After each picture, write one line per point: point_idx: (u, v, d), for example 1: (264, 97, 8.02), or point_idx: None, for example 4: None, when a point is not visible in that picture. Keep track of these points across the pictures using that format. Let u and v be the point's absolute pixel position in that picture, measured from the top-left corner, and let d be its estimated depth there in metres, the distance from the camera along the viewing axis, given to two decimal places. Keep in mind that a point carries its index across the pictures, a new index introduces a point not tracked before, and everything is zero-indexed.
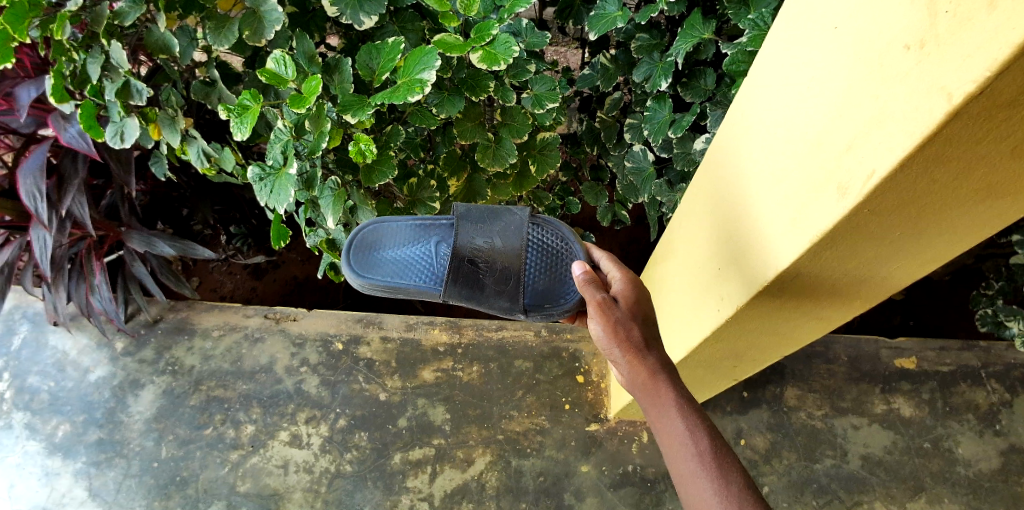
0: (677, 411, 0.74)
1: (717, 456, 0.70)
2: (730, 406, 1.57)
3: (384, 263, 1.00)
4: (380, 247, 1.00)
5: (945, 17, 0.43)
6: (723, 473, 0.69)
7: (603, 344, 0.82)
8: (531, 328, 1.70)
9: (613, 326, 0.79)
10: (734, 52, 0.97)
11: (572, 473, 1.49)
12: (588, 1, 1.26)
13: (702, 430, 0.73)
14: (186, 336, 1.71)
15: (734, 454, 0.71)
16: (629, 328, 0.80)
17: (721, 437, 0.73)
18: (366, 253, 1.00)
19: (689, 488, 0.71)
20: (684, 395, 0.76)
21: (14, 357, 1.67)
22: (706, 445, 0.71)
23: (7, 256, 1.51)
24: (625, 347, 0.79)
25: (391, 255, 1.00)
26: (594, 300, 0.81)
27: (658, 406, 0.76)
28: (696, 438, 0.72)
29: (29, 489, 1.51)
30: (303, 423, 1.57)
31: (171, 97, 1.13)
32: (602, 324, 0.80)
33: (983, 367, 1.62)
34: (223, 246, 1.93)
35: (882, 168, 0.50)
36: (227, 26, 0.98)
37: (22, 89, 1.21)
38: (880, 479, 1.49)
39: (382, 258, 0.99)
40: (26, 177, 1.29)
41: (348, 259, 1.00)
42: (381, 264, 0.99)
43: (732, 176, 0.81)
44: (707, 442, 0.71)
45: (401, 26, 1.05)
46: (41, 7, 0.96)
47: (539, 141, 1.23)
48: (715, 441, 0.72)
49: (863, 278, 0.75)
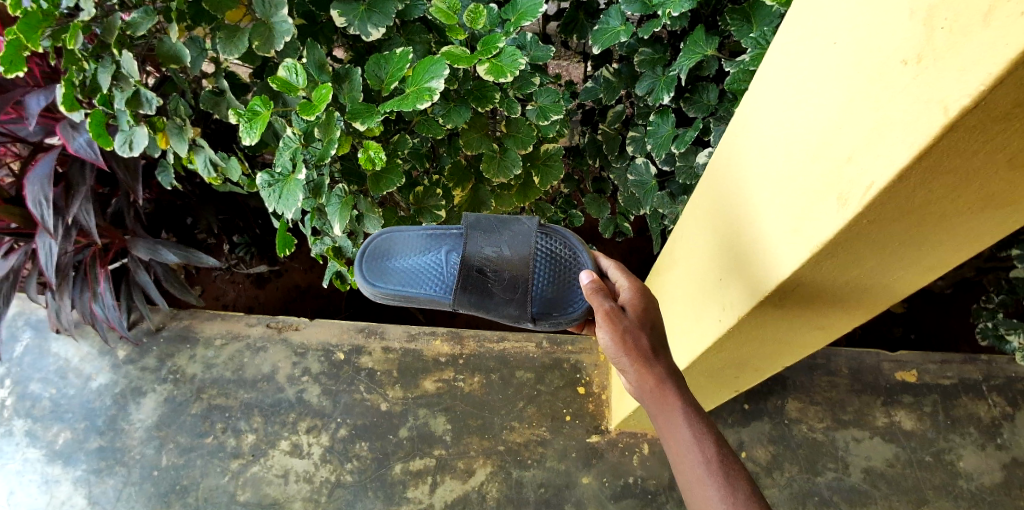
0: (685, 418, 0.74)
1: (725, 464, 0.70)
2: (732, 418, 1.57)
3: (397, 271, 1.01)
4: (393, 256, 1.02)
5: (941, 31, 0.44)
6: (730, 480, 0.69)
7: (611, 352, 0.82)
8: (532, 339, 1.70)
9: (621, 335, 0.80)
10: (736, 71, 1.00)
11: (574, 484, 1.49)
12: (592, 15, 1.28)
13: (709, 437, 0.73)
14: (189, 344, 1.71)
15: (742, 462, 0.71)
16: (636, 335, 0.80)
17: (729, 445, 0.73)
18: (379, 262, 1.01)
19: (697, 495, 0.71)
20: (692, 401, 0.76)
21: (17, 363, 1.68)
22: (714, 452, 0.71)
23: (13, 262, 1.51)
24: (634, 355, 0.79)
25: (403, 264, 1.01)
26: (603, 308, 0.82)
27: (667, 413, 0.76)
28: (703, 445, 0.72)
29: (28, 496, 1.50)
30: (304, 433, 1.57)
31: (179, 106, 1.15)
32: (610, 333, 0.81)
33: (984, 380, 1.62)
34: (227, 255, 1.97)
35: (882, 178, 0.51)
36: (237, 36, 0.99)
37: (32, 97, 1.22)
38: (883, 492, 1.48)
39: (394, 267, 1.01)
40: (34, 185, 1.30)
41: (361, 270, 1.01)
42: (394, 273, 1.01)
43: (734, 186, 0.81)
44: (715, 450, 0.71)
45: (409, 38, 1.07)
46: (54, 17, 0.98)
47: (543, 152, 1.25)
48: (722, 449, 0.72)
49: (865, 286, 0.75)
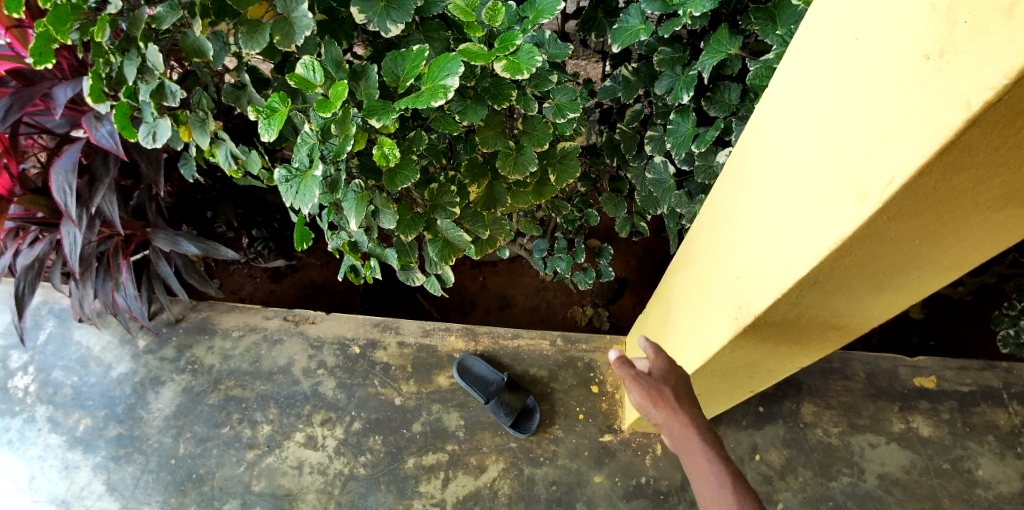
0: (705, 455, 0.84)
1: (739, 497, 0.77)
2: (746, 420, 1.56)
3: (467, 379, 1.60)
4: (464, 375, 1.60)
5: (963, 26, 0.44)
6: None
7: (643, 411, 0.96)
8: (547, 337, 1.71)
9: (646, 392, 0.95)
10: (758, 67, 1.02)
11: (585, 482, 1.49)
12: (610, 14, 1.28)
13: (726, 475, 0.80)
14: (207, 335, 1.73)
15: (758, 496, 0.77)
16: (662, 391, 0.94)
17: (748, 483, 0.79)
18: (465, 369, 1.62)
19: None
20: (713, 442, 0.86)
21: (41, 351, 1.71)
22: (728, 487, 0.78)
23: (38, 251, 1.54)
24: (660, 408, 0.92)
25: (466, 381, 1.59)
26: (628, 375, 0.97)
27: (688, 451, 0.86)
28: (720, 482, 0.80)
29: (49, 481, 1.54)
30: (319, 425, 1.59)
31: (202, 99, 1.17)
32: (638, 393, 0.96)
33: (1005, 387, 1.60)
34: (245, 249, 2.03)
35: (900, 175, 0.51)
36: (260, 31, 1.01)
37: (59, 89, 1.24)
38: (897, 498, 1.46)
39: (467, 376, 1.60)
40: (59, 175, 1.32)
41: (462, 383, 1.59)
42: (471, 372, 1.61)
43: (752, 183, 0.81)
44: (732, 495, 0.77)
45: (427, 35, 1.07)
46: (82, 10, 0.99)
47: (560, 150, 1.25)
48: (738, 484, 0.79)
49: (882, 286, 0.75)
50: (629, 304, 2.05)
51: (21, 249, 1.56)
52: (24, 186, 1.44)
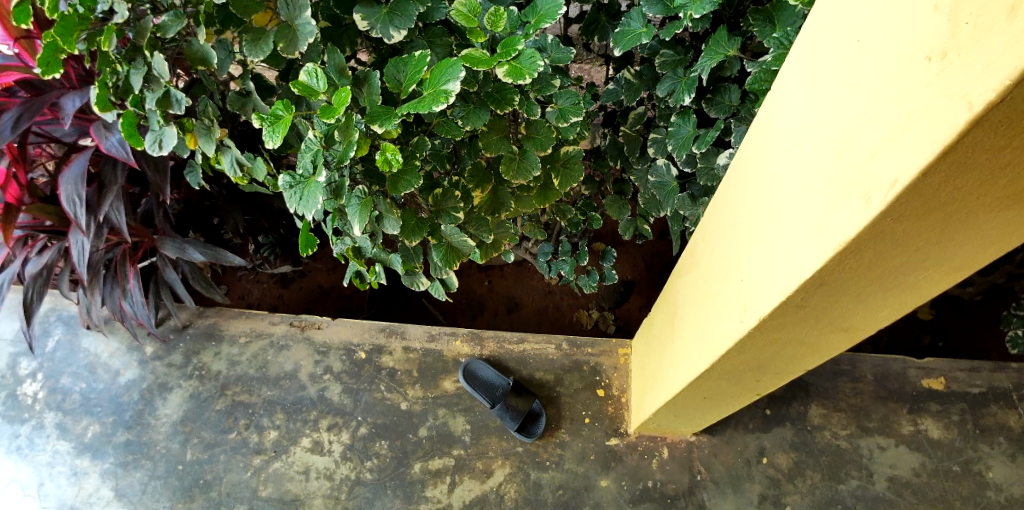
0: None
1: None
2: (753, 423, 1.55)
3: (473, 384, 1.59)
4: (468, 380, 1.60)
5: (966, 27, 0.43)
6: None
7: None
8: (553, 341, 1.71)
9: None
10: (758, 71, 1.01)
11: (592, 486, 1.49)
12: (613, 17, 1.29)
13: None
14: (214, 341, 1.74)
15: None
16: None
17: None
18: (471, 374, 1.62)
19: None
20: None
21: (49, 358, 1.72)
22: None
23: (46, 259, 1.55)
24: None
25: (471, 388, 1.59)
26: None
27: None
28: None
29: (57, 487, 1.55)
30: (325, 430, 1.59)
31: (208, 107, 1.17)
32: None
33: (1015, 388, 1.58)
34: (251, 255, 2.04)
35: (905, 175, 0.51)
36: (263, 39, 1.01)
37: (67, 99, 1.25)
38: (907, 501, 1.45)
39: (472, 382, 1.60)
40: (68, 183, 1.33)
41: (467, 387, 1.59)
42: (477, 379, 1.61)
43: (758, 183, 0.81)
44: None
45: (430, 41, 1.08)
46: (90, 21, 1.00)
47: (563, 155, 1.25)
48: None
49: (888, 286, 0.74)
50: (636, 306, 2.05)
51: (30, 257, 1.58)
52: (32, 194, 1.47)
